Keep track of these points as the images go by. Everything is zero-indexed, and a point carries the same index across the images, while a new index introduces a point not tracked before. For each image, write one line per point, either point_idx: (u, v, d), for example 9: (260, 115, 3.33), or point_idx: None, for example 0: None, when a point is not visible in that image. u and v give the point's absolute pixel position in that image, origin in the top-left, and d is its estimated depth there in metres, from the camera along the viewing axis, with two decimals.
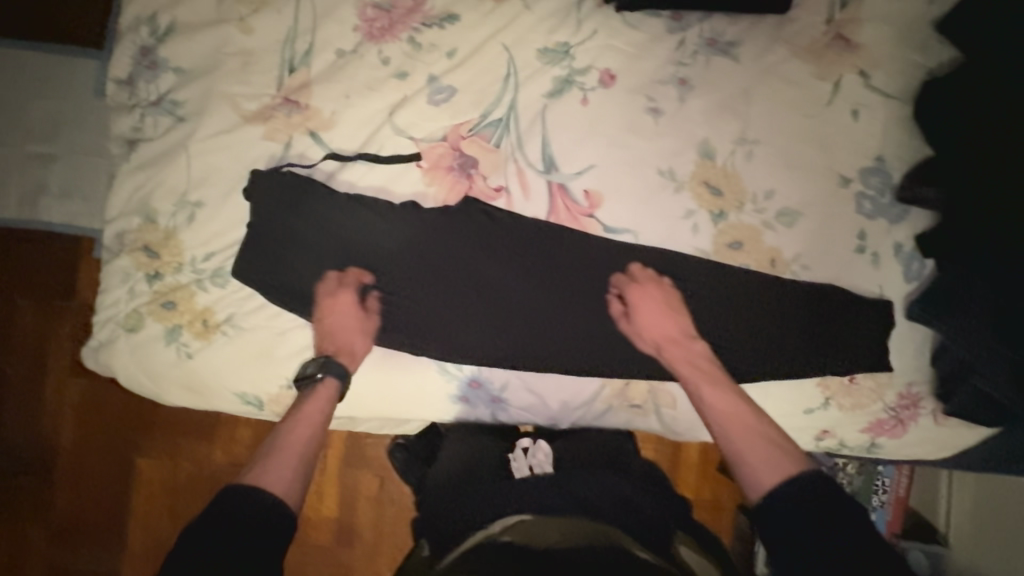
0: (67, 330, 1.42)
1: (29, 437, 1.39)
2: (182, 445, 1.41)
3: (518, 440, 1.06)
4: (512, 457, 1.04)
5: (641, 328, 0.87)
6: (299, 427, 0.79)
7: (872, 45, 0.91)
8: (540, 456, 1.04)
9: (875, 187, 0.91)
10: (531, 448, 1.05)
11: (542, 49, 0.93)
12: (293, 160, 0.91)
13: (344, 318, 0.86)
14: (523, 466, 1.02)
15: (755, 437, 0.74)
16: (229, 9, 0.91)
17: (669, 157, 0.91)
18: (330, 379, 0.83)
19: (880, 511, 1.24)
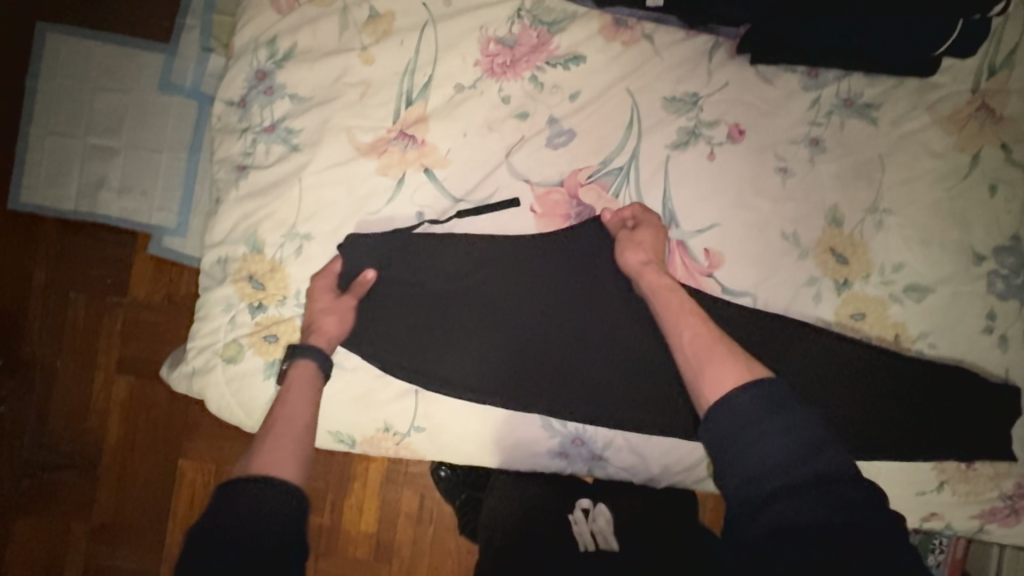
0: (111, 328, 1.25)
1: (73, 433, 1.25)
2: (230, 452, 1.25)
3: (578, 499, 0.84)
4: (573, 519, 0.81)
5: (637, 239, 0.83)
6: (287, 411, 0.75)
7: (1018, 117, 0.87)
8: (601, 523, 0.79)
9: (1010, 266, 0.87)
10: (591, 511, 0.82)
11: (669, 98, 0.89)
12: (406, 198, 0.88)
13: (320, 296, 0.84)
14: (585, 532, 0.79)
15: (717, 347, 0.71)
16: (352, 38, 0.88)
17: (795, 220, 0.88)
18: (302, 362, 0.80)
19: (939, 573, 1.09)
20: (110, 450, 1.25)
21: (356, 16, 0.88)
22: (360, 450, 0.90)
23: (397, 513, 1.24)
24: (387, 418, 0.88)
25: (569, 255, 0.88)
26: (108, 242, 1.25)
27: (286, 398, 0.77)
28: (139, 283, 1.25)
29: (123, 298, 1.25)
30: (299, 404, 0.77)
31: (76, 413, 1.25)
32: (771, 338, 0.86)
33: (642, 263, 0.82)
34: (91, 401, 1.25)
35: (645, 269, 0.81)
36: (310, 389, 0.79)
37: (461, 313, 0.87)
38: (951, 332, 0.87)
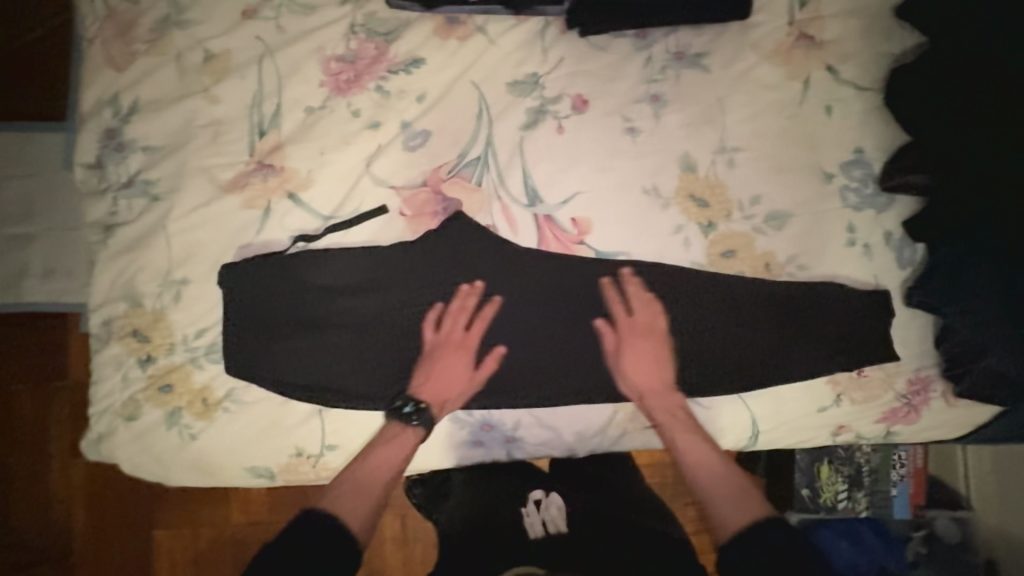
0: (56, 414, 1.23)
1: (39, 526, 1.22)
2: (200, 511, 1.24)
3: (531, 493, 0.98)
4: (524, 512, 0.94)
5: (626, 369, 0.87)
6: (376, 464, 0.82)
7: (837, 40, 0.92)
8: (552, 510, 0.94)
9: (858, 178, 0.92)
10: (544, 501, 0.96)
11: (512, 82, 0.92)
12: (275, 226, 0.89)
13: (454, 370, 0.87)
14: (537, 521, 0.93)
15: (722, 484, 0.81)
16: (192, 81, 0.89)
17: (653, 174, 0.91)
18: (417, 428, 0.84)
19: (902, 485, 1.29)
20: (79, 535, 1.23)
21: (192, 60, 0.89)
22: (281, 480, 0.91)
23: (382, 539, 1.25)
24: (297, 443, 0.88)
25: (446, 246, 0.90)
26: (34, 328, 1.24)
27: (381, 447, 0.83)
28: (77, 362, 1.24)
29: (50, 383, 1.23)
30: (396, 460, 0.83)
31: (35, 505, 1.23)
32: (650, 291, 0.90)
33: (637, 394, 0.87)
34: (47, 491, 1.22)
35: (641, 398, 0.87)
36: (407, 442, 0.83)
37: (348, 325, 0.87)
38: (817, 250, 0.91)
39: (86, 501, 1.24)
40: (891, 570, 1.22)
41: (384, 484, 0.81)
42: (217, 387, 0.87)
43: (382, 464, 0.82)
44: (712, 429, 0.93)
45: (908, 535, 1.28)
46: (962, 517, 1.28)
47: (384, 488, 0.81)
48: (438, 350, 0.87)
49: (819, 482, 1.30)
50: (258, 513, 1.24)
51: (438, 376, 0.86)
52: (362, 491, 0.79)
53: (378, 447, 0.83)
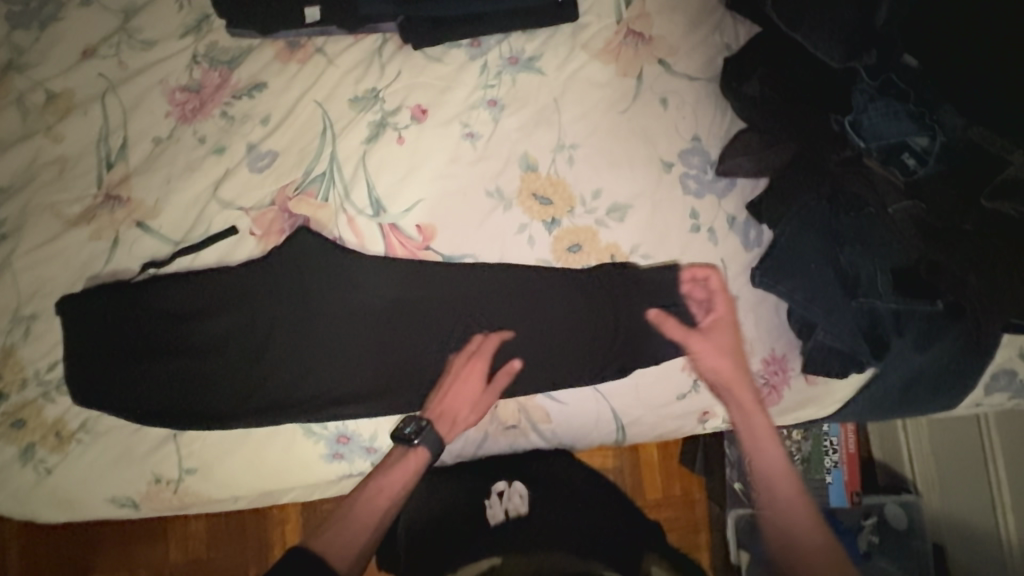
0: None
1: None
2: (136, 553, 1.31)
3: (493, 482, 0.93)
4: (488, 503, 0.92)
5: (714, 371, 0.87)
6: (378, 493, 0.83)
7: (664, 35, 0.96)
8: (516, 499, 0.91)
9: (697, 165, 0.93)
10: (506, 490, 0.92)
11: (353, 98, 0.95)
12: (124, 256, 0.90)
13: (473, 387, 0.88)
14: (501, 512, 0.90)
15: (793, 507, 0.82)
16: (36, 121, 0.92)
17: (495, 177, 0.92)
18: (421, 448, 0.85)
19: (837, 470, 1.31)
20: None
21: (34, 101, 0.92)
22: (146, 509, 0.90)
23: None
24: (155, 469, 0.88)
25: (290, 259, 0.90)
26: None
27: (377, 473, 0.85)
28: None
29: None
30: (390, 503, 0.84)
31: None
32: (492, 295, 0.92)
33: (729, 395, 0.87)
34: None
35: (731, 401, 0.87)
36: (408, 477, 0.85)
37: (192, 348, 0.88)
38: (662, 238, 0.92)
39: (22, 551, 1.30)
40: None
41: (375, 515, 0.82)
42: (71, 419, 0.87)
43: (374, 503, 0.83)
44: (575, 423, 0.92)
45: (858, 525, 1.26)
46: (908, 502, 1.27)
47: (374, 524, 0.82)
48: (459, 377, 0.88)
49: (749, 473, 1.28)
50: (198, 550, 1.32)
51: (456, 403, 0.87)
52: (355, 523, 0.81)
53: (377, 474, 0.85)
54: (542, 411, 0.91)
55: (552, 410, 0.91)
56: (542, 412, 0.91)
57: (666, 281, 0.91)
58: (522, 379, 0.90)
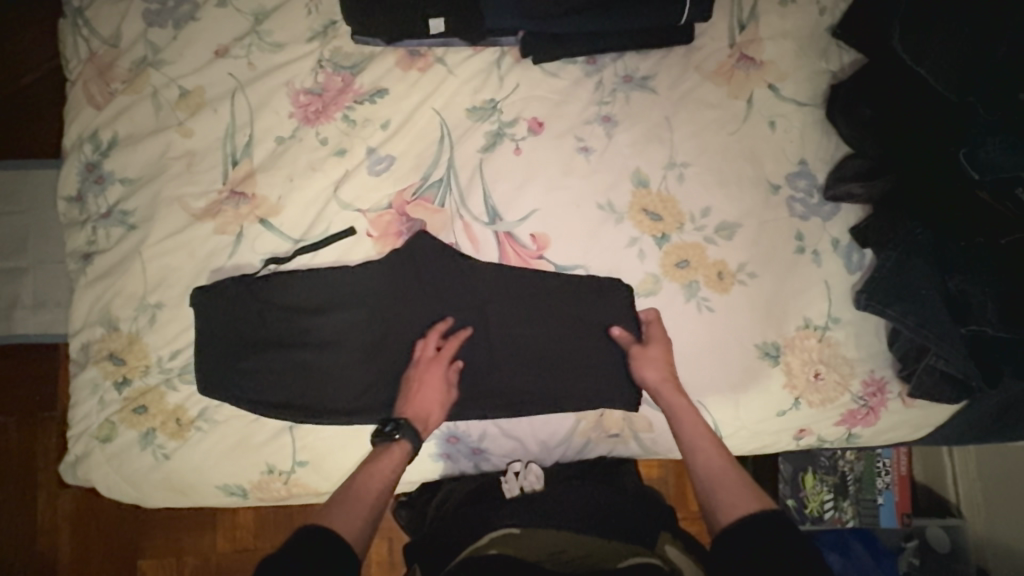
0: (54, 444, 1.31)
1: (27, 555, 1.29)
2: (186, 539, 1.32)
3: (510, 460, 0.92)
4: (503, 478, 0.91)
5: (639, 354, 0.88)
6: (369, 475, 0.78)
7: (776, 60, 0.99)
8: (531, 478, 0.89)
9: (804, 189, 0.96)
10: (523, 469, 0.91)
11: (471, 108, 0.98)
12: (247, 250, 0.93)
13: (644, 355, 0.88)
14: (516, 488, 0.89)
15: (722, 471, 0.75)
16: (168, 116, 0.95)
17: (606, 191, 0.95)
18: (405, 441, 0.82)
19: (887, 492, 1.30)
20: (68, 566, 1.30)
21: (167, 97, 0.95)
22: (254, 498, 0.93)
23: (367, 563, 1.27)
24: (268, 460, 0.90)
25: (409, 260, 0.93)
26: (31, 357, 1.33)
27: (375, 462, 0.80)
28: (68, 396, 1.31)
29: (39, 414, 1.31)
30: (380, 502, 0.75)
31: (24, 542, 1.29)
32: (593, 315, 0.93)
33: (660, 378, 0.86)
34: (36, 523, 1.29)
35: (663, 384, 0.86)
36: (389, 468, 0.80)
37: (310, 341, 0.91)
38: (767, 257, 0.94)
39: (75, 531, 1.31)
40: None
41: (373, 497, 0.75)
42: (191, 407, 0.90)
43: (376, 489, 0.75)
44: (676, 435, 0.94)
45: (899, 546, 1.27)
46: (951, 526, 1.27)
47: (372, 505, 0.74)
48: (423, 376, 0.87)
49: (803, 491, 1.31)
50: (245, 540, 1.32)
51: (425, 417, 0.85)
52: (351, 499, 0.73)
53: (373, 461, 0.80)
54: (645, 421, 0.93)
55: (655, 421, 0.93)
56: (645, 421, 0.93)
57: (770, 301, 0.94)
58: (620, 395, 0.91)
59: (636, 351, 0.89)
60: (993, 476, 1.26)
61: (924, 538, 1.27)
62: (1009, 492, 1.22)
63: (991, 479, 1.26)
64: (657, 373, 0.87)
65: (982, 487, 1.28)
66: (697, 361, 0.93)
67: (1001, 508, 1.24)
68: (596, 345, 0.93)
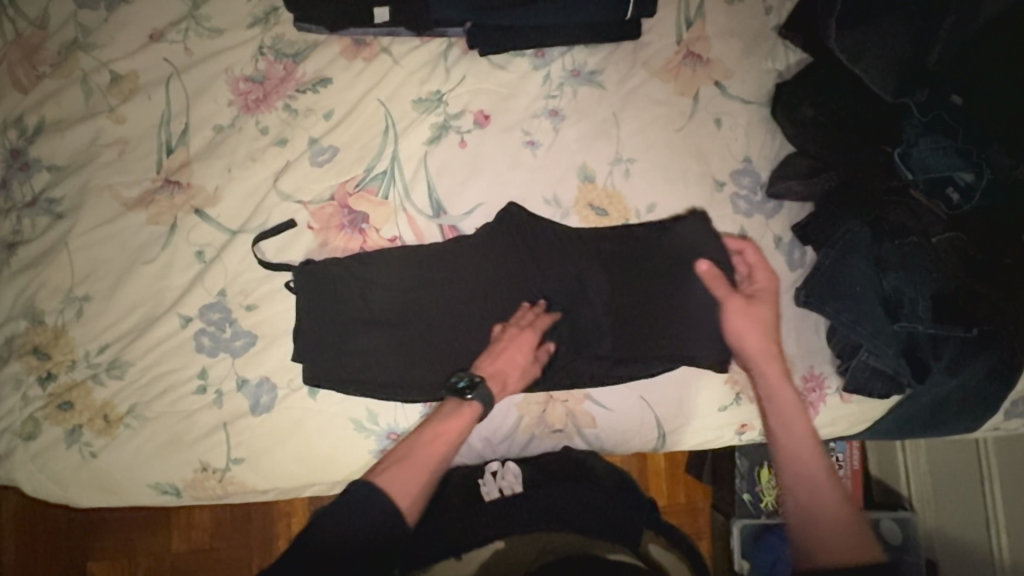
0: None
1: None
2: (136, 540, 1.28)
3: (487, 462, 0.90)
4: (482, 481, 0.88)
5: (733, 325, 0.86)
6: (434, 438, 0.76)
7: (722, 58, 0.99)
8: (509, 478, 0.87)
9: (748, 186, 0.97)
10: (500, 469, 0.88)
11: (417, 100, 0.96)
12: (181, 241, 0.90)
13: (739, 318, 0.86)
14: (495, 490, 0.86)
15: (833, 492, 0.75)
16: (99, 102, 0.92)
17: (553, 185, 0.95)
18: (476, 403, 0.80)
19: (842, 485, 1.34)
20: None
21: (98, 82, 0.92)
22: (188, 497, 0.90)
23: None
24: (202, 456, 0.88)
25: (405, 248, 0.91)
26: None
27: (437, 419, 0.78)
28: None
29: None
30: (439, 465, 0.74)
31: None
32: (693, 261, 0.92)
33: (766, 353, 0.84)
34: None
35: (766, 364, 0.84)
36: (456, 427, 0.77)
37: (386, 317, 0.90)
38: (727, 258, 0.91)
39: None
40: None
41: (435, 459, 0.74)
42: (120, 403, 0.87)
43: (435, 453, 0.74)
44: (619, 431, 0.94)
45: None
46: (903, 518, 1.29)
47: (436, 469, 0.73)
48: (506, 346, 0.86)
49: (758, 486, 1.29)
50: (201, 540, 1.29)
51: (502, 377, 0.84)
52: (408, 461, 0.72)
53: (435, 418, 0.78)
54: (589, 416, 0.93)
55: (598, 417, 0.93)
56: (588, 417, 0.93)
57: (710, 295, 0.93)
58: (670, 351, 0.90)
59: (740, 307, 0.86)
60: (942, 469, 1.29)
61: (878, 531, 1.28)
62: (956, 485, 1.25)
63: (940, 472, 1.29)
64: (757, 341, 0.85)
65: (931, 480, 1.31)
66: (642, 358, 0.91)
67: (948, 500, 1.27)
68: (690, 296, 0.91)
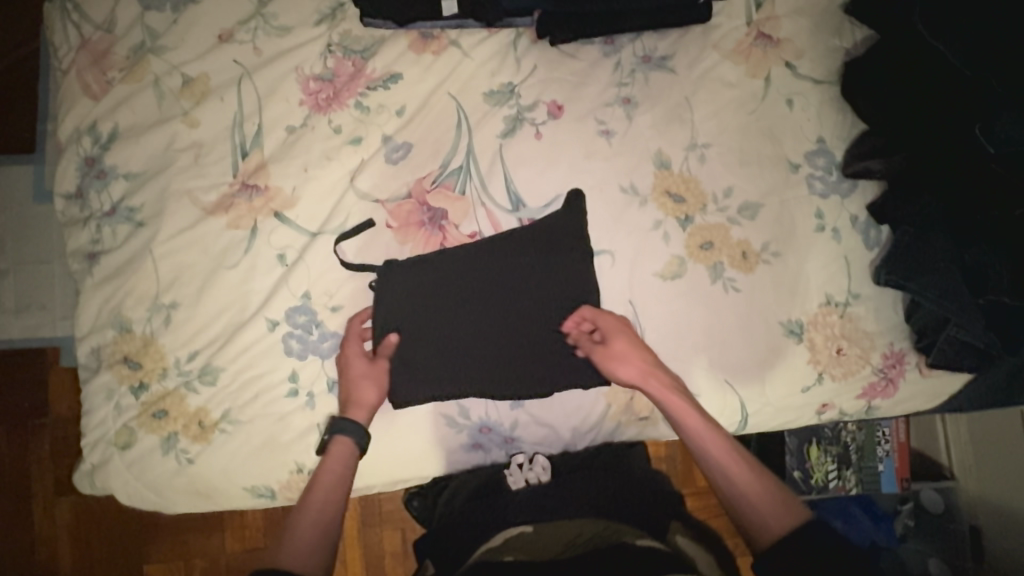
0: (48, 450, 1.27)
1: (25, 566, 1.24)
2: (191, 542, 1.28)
3: (514, 452, 0.91)
4: (508, 470, 0.90)
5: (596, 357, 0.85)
6: (312, 496, 0.73)
7: (791, 38, 0.99)
8: (537, 469, 0.88)
9: (822, 167, 0.97)
10: (527, 461, 0.90)
11: (488, 92, 0.95)
12: (262, 244, 0.90)
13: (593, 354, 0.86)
14: (521, 480, 0.88)
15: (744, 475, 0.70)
16: (170, 106, 0.91)
17: (628, 173, 0.94)
18: (342, 437, 0.80)
19: (887, 460, 1.30)
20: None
21: (168, 85, 0.91)
22: (283, 499, 0.91)
23: (381, 554, 1.26)
24: (297, 458, 0.88)
25: (468, 257, 0.89)
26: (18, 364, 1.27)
27: (324, 467, 0.76)
28: (58, 399, 1.26)
29: (28, 420, 1.25)
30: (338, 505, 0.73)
31: (23, 553, 1.25)
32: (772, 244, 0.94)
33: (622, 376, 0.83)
34: (35, 532, 1.25)
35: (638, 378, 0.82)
36: (346, 478, 0.77)
37: (455, 327, 0.89)
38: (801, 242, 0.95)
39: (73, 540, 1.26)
40: (881, 545, 1.28)
41: (319, 519, 0.70)
42: (213, 408, 0.87)
43: (322, 510, 0.71)
44: None
45: (895, 509, 1.33)
46: (944, 488, 1.32)
47: (327, 521, 0.70)
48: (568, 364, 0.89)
49: (808, 462, 1.32)
50: (255, 539, 1.29)
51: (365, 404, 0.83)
52: (288, 537, 0.68)
53: (326, 461, 0.77)
54: None
55: None
56: None
57: (789, 277, 0.94)
58: (752, 332, 0.94)
59: (596, 350, 0.86)
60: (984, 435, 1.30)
61: (919, 501, 1.32)
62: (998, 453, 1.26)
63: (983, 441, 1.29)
64: (623, 362, 0.83)
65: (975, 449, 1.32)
66: (728, 340, 0.93)
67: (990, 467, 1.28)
68: (766, 279, 0.94)
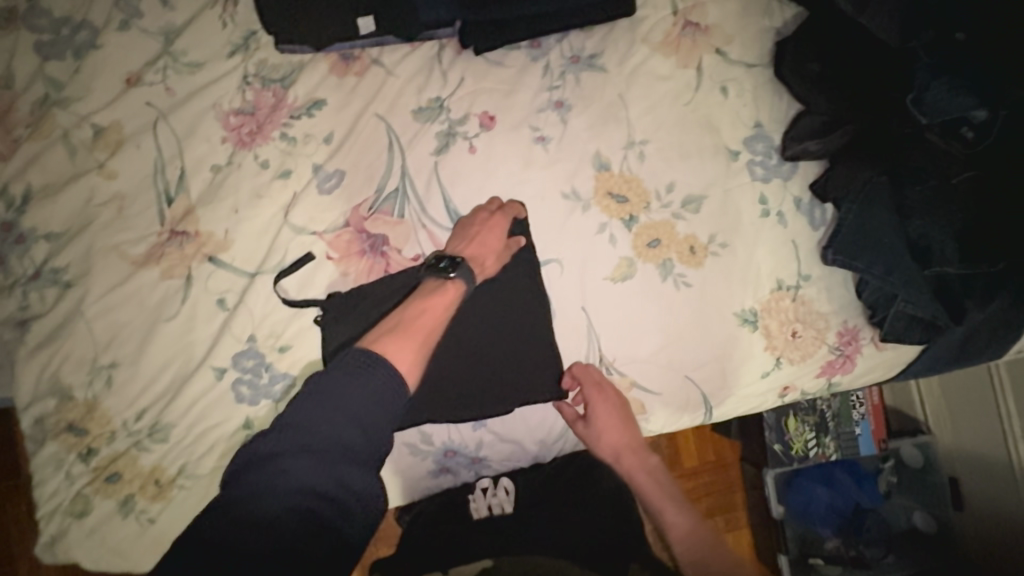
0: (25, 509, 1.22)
1: None
2: None
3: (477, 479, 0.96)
4: (472, 495, 0.96)
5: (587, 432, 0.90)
6: (421, 309, 0.77)
7: (719, 24, 0.98)
8: (500, 496, 0.95)
9: (762, 151, 0.96)
10: (490, 487, 0.96)
11: (417, 109, 0.92)
12: (199, 293, 0.87)
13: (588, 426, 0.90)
14: (484, 507, 0.95)
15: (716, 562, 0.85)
16: (86, 159, 0.87)
17: (569, 178, 0.93)
18: (460, 280, 0.81)
19: (864, 422, 1.33)
20: None
21: (81, 137, 0.87)
22: None
23: None
24: None
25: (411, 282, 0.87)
26: None
27: (435, 291, 0.79)
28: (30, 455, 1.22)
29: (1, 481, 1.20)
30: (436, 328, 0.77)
31: None
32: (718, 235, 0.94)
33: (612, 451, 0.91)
34: None
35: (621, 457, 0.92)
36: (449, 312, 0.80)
37: None
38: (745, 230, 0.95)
39: None
40: (866, 506, 1.30)
41: (427, 332, 0.75)
42: (169, 465, 0.85)
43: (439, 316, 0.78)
44: (669, 414, 0.95)
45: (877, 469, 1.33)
46: (923, 443, 1.33)
47: (432, 329, 0.76)
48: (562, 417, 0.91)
49: (787, 435, 1.31)
50: None
51: (480, 262, 0.84)
52: (391, 328, 0.73)
53: (429, 294, 0.79)
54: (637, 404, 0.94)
55: (646, 403, 0.94)
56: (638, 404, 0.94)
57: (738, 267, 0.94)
58: (707, 326, 0.94)
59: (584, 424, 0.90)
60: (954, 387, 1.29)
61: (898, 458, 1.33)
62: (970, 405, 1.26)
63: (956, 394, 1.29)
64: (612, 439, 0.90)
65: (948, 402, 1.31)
66: (682, 338, 0.93)
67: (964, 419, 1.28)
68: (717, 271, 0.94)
